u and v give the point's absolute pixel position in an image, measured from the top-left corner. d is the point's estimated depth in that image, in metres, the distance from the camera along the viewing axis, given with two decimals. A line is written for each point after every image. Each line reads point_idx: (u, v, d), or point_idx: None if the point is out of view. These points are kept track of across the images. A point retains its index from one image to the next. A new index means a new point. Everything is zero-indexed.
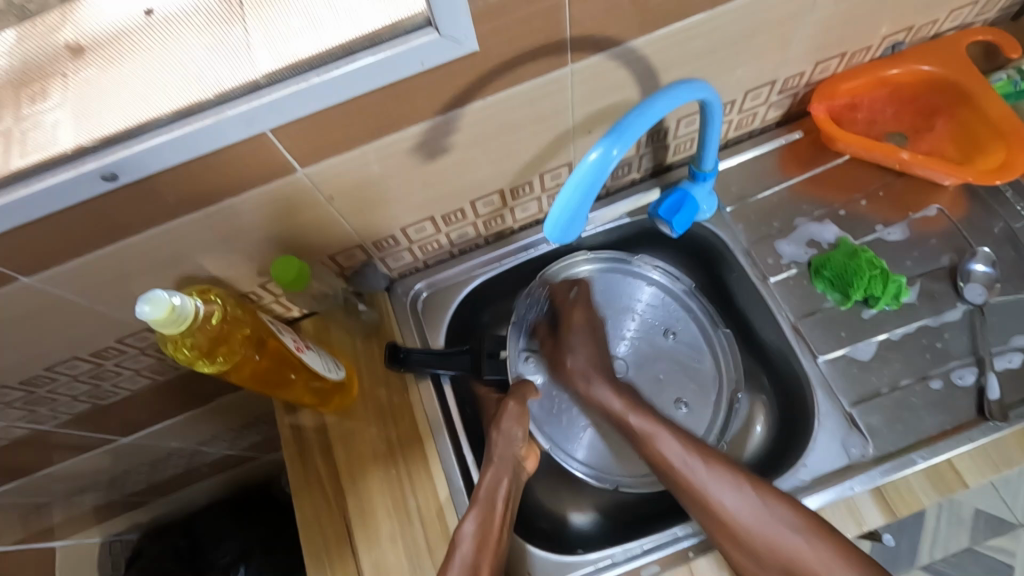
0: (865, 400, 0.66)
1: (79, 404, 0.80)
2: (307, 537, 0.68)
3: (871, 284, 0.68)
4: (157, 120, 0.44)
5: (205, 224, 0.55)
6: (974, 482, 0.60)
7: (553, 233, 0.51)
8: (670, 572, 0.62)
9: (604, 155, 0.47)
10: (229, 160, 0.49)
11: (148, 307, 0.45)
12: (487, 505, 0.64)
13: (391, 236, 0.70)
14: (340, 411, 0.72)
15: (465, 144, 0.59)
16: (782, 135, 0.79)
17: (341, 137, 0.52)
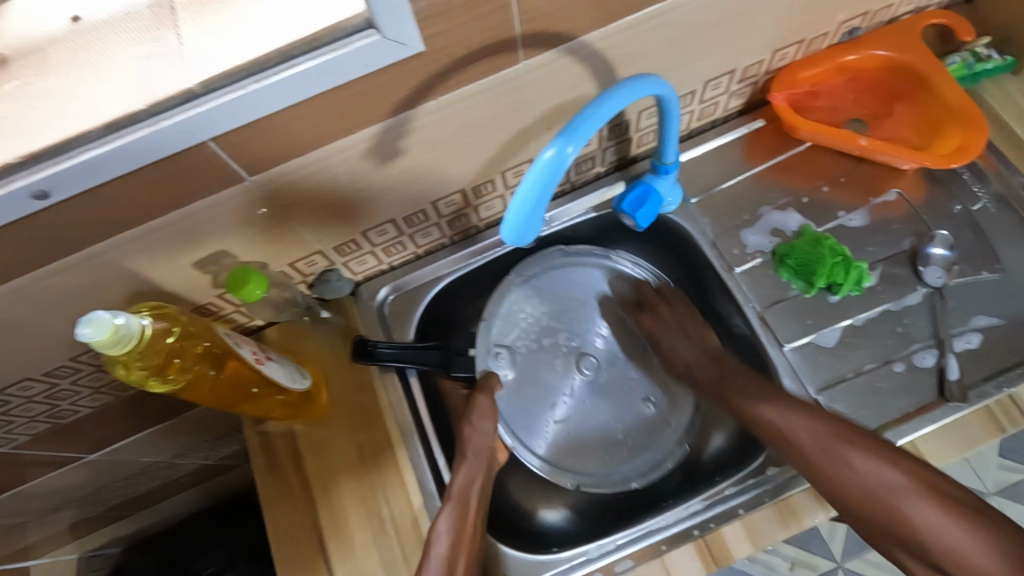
0: (831, 386, 0.67)
1: (39, 425, 0.78)
2: (279, 550, 0.67)
3: (834, 271, 0.69)
4: (86, 133, 0.42)
5: (152, 237, 0.53)
6: (937, 463, 0.61)
7: (510, 236, 0.50)
8: (644, 566, 0.62)
9: (558, 154, 0.46)
10: (171, 173, 0.47)
11: (89, 329, 0.43)
12: (461, 502, 0.64)
13: (352, 240, 0.68)
14: (309, 421, 0.71)
15: (421, 145, 0.58)
16: (744, 123, 0.78)
17: (288, 144, 0.50)
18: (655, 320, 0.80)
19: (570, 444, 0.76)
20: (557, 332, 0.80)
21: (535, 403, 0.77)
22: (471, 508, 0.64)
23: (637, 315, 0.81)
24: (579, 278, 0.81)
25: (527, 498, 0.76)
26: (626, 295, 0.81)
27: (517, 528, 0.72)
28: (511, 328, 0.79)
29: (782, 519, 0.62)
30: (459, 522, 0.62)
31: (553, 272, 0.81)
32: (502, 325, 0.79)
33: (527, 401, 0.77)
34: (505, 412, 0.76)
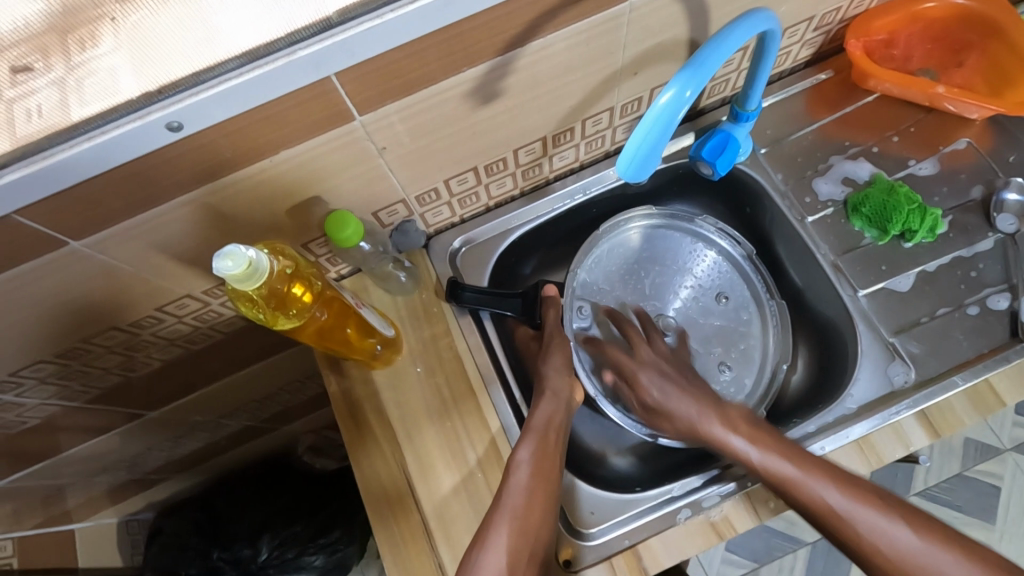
0: (905, 330, 0.69)
1: (112, 377, 0.78)
2: (366, 492, 0.68)
3: (910, 217, 0.70)
4: (224, 63, 0.41)
5: (257, 179, 0.54)
6: (1011, 400, 0.63)
7: (626, 173, 0.51)
8: (730, 502, 0.64)
9: (679, 96, 0.46)
10: (291, 109, 0.47)
11: (227, 262, 0.44)
12: (541, 436, 0.65)
13: (434, 189, 0.68)
14: (391, 371, 0.72)
15: (517, 88, 0.58)
16: (811, 75, 0.79)
17: (400, 82, 0.50)
18: (735, 287, 0.81)
19: None
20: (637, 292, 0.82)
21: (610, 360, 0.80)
22: (553, 454, 0.64)
23: (717, 280, 0.82)
24: (661, 237, 0.83)
25: (600, 443, 0.78)
26: (710, 259, 0.82)
27: (591, 469, 0.74)
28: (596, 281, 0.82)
29: (864, 455, 0.64)
30: (536, 467, 0.63)
31: (643, 231, 0.83)
32: (587, 279, 0.82)
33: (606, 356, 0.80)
34: (582, 362, 0.79)
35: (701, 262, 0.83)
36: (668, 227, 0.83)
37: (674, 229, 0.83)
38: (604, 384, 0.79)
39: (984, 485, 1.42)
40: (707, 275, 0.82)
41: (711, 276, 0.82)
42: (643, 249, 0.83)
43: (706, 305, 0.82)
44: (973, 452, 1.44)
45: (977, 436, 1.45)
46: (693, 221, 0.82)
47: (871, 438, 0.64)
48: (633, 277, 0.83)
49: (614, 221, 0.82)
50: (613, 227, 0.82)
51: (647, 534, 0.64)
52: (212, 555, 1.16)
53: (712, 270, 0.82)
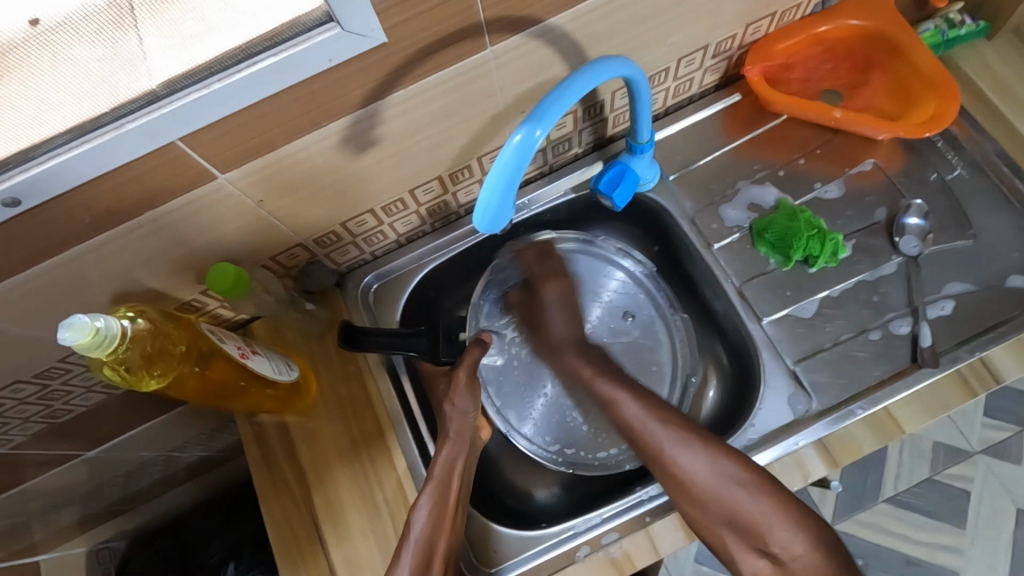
0: (808, 357, 0.68)
1: (34, 425, 0.78)
2: (277, 538, 0.68)
3: (810, 243, 0.69)
4: (52, 140, 0.42)
5: (130, 239, 0.54)
6: (911, 428, 0.63)
7: (482, 224, 0.50)
8: (629, 538, 0.64)
9: (527, 138, 0.46)
10: (141, 175, 0.47)
11: (69, 333, 0.44)
12: (444, 481, 0.65)
13: (333, 231, 0.69)
14: (300, 412, 0.72)
15: (393, 136, 0.58)
16: (721, 98, 0.78)
17: (259, 141, 0.50)
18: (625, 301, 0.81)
19: (554, 424, 0.78)
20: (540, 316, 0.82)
21: (521, 390, 0.80)
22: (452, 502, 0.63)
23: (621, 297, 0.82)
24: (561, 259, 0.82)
25: (519, 476, 0.78)
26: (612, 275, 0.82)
27: (505, 501, 0.74)
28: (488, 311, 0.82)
29: None
30: (435, 513, 0.62)
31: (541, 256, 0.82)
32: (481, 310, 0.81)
33: (515, 386, 0.80)
34: (493, 397, 0.79)
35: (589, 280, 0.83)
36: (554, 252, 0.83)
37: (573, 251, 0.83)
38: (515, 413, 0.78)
39: (955, 490, 1.41)
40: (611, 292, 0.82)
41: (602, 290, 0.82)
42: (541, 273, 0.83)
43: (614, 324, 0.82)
44: (943, 456, 1.42)
45: (948, 440, 1.43)
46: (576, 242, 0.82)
47: (771, 469, 0.64)
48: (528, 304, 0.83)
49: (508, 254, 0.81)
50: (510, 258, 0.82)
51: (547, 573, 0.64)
52: None
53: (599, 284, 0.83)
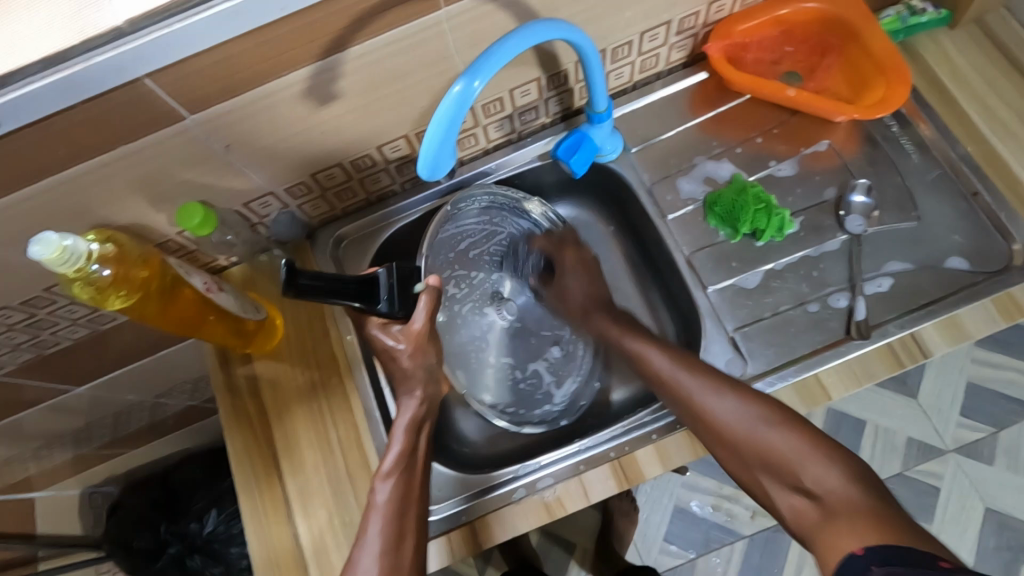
0: (747, 326, 0.71)
1: (23, 354, 0.84)
2: (237, 467, 0.73)
3: (756, 217, 0.72)
4: (25, 69, 0.46)
5: (103, 174, 0.58)
6: (836, 395, 0.66)
7: (425, 170, 0.53)
8: (562, 483, 0.68)
9: (465, 88, 0.50)
10: (108, 109, 0.51)
11: (38, 247, 0.49)
12: (409, 440, 0.65)
13: (303, 182, 0.72)
14: (266, 353, 0.77)
15: (354, 90, 0.61)
16: (687, 76, 0.81)
17: (222, 85, 0.54)
18: (560, 265, 0.83)
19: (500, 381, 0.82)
20: (485, 271, 0.84)
21: (473, 350, 0.82)
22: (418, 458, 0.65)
23: (538, 259, 0.84)
24: (494, 215, 0.83)
25: (471, 427, 0.82)
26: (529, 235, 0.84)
27: (454, 447, 0.78)
28: (443, 262, 0.80)
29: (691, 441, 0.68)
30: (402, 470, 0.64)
31: (478, 211, 0.81)
32: (436, 261, 0.80)
33: (468, 348, 0.82)
34: (450, 359, 0.80)
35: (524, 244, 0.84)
36: (496, 209, 0.82)
37: (502, 206, 0.82)
38: (461, 365, 0.80)
39: (923, 485, 1.43)
40: (530, 247, 0.84)
41: (541, 254, 0.84)
42: (475, 229, 0.82)
43: (537, 287, 0.85)
44: (914, 451, 1.44)
45: (920, 436, 1.45)
46: (517, 202, 0.82)
47: None
48: (476, 257, 0.83)
49: (457, 205, 0.79)
50: (459, 207, 0.79)
51: (484, 512, 0.68)
52: (161, 528, 1.33)
53: (534, 247, 0.84)
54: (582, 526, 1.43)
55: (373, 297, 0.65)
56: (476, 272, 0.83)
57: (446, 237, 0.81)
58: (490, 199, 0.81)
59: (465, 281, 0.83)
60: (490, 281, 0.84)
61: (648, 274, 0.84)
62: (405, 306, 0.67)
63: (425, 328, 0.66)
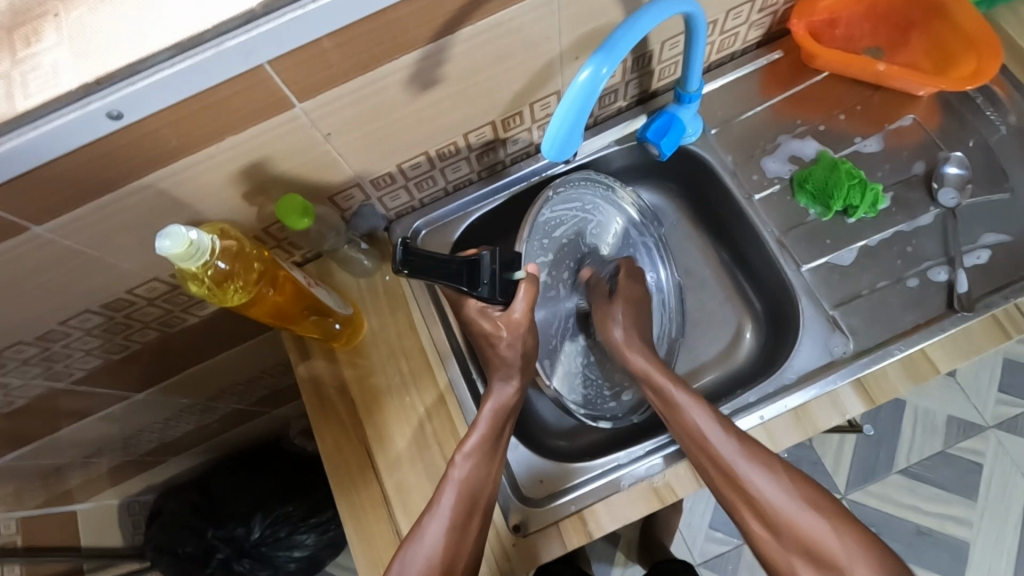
0: (845, 303, 0.70)
1: (93, 360, 0.82)
2: (330, 464, 0.72)
3: (850, 193, 0.72)
4: (155, 55, 0.44)
5: (208, 166, 0.56)
6: (945, 368, 0.65)
7: (550, 152, 0.52)
8: (671, 468, 0.67)
9: (594, 75, 0.48)
10: (227, 98, 0.50)
11: (167, 241, 0.47)
12: (495, 428, 0.65)
13: (387, 172, 0.71)
14: (351, 347, 0.76)
15: (455, 74, 0.60)
16: (762, 55, 0.80)
17: (335, 71, 0.53)
18: (640, 256, 0.82)
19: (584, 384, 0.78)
20: (574, 258, 0.78)
21: (559, 348, 0.77)
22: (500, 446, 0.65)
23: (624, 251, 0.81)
24: (589, 199, 0.78)
25: (554, 419, 0.81)
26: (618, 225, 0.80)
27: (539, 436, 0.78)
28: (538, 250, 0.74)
29: (801, 425, 0.66)
30: (484, 455, 0.64)
31: (575, 192, 0.76)
32: (531, 248, 0.73)
33: (556, 347, 0.77)
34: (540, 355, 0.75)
35: (613, 234, 0.81)
36: (591, 194, 0.78)
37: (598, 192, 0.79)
38: (546, 355, 0.76)
39: (967, 463, 1.43)
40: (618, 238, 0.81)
41: (627, 249, 0.81)
42: (570, 212, 0.77)
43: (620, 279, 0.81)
44: (956, 430, 1.45)
45: (961, 415, 1.46)
46: (614, 192, 0.80)
47: (809, 406, 0.66)
48: (568, 245, 0.77)
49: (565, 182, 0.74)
50: (565, 184, 0.75)
51: (592, 501, 0.67)
52: (207, 533, 1.31)
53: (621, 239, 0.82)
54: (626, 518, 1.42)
55: (475, 281, 0.63)
56: (567, 264, 0.77)
57: (546, 216, 0.74)
58: (587, 183, 0.77)
59: (560, 268, 0.76)
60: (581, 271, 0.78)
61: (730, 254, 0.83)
62: (506, 292, 0.65)
63: (524, 317, 0.66)
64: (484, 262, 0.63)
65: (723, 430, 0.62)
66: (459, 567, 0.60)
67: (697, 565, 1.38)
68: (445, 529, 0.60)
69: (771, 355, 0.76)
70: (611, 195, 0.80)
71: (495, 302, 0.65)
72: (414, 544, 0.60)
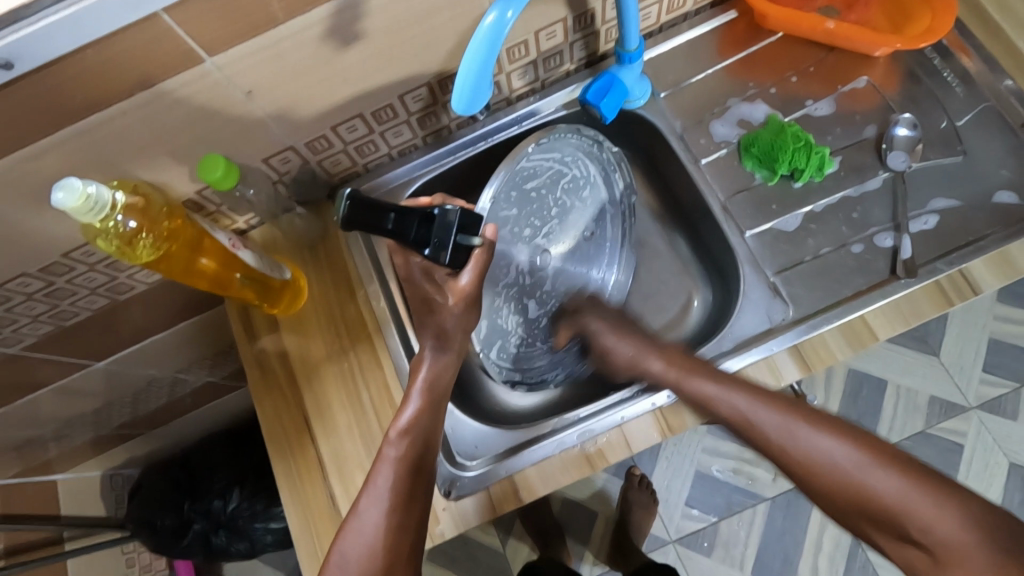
0: (788, 269, 0.69)
1: (42, 326, 0.82)
2: (269, 432, 0.72)
3: (795, 156, 0.70)
4: (40, 1, 0.44)
5: (122, 123, 0.56)
6: (884, 335, 0.64)
7: (459, 105, 0.51)
8: (608, 434, 0.66)
9: (499, 19, 0.47)
10: (126, 48, 0.49)
11: (61, 194, 0.47)
12: (430, 401, 0.63)
13: (323, 136, 0.70)
14: (291, 313, 0.75)
15: (377, 29, 0.59)
16: (716, 16, 0.77)
17: (244, 23, 0.52)
18: (606, 234, 0.80)
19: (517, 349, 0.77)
20: (536, 213, 0.73)
21: (502, 306, 0.75)
22: (435, 422, 0.63)
23: (591, 222, 0.78)
24: (569, 153, 0.72)
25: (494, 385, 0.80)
26: (593, 193, 0.77)
27: (474, 397, 0.77)
28: (504, 203, 0.69)
29: None
30: (417, 434, 0.61)
31: (560, 146, 0.71)
32: (498, 200, 0.68)
33: (497, 304, 0.75)
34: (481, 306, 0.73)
35: (586, 198, 0.77)
36: (572, 147, 0.72)
37: (585, 153, 0.74)
38: (492, 309, 0.74)
39: (947, 444, 1.38)
40: (592, 206, 0.77)
41: (597, 223, 0.79)
42: (547, 164, 0.71)
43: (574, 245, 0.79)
44: (937, 410, 1.40)
45: (941, 395, 1.40)
46: (601, 161, 0.76)
47: (745, 372, 0.66)
48: (536, 198, 0.72)
49: (552, 135, 0.68)
50: (553, 135, 0.69)
51: (525, 467, 0.66)
52: (184, 506, 1.32)
53: (596, 215, 0.79)
54: (601, 495, 1.40)
55: (422, 243, 0.58)
56: (529, 220, 0.73)
57: (527, 163, 0.68)
58: (574, 139, 0.72)
59: (520, 220, 0.72)
60: (541, 230, 0.75)
61: (680, 223, 0.82)
62: (457, 261, 0.60)
63: (472, 289, 0.63)
64: (439, 219, 0.58)
65: (779, 413, 0.60)
66: (403, 551, 0.58)
67: (672, 542, 1.36)
68: (384, 514, 0.58)
69: (715, 322, 0.76)
70: (601, 159, 0.76)
71: (442, 265, 0.61)
72: (350, 533, 0.58)
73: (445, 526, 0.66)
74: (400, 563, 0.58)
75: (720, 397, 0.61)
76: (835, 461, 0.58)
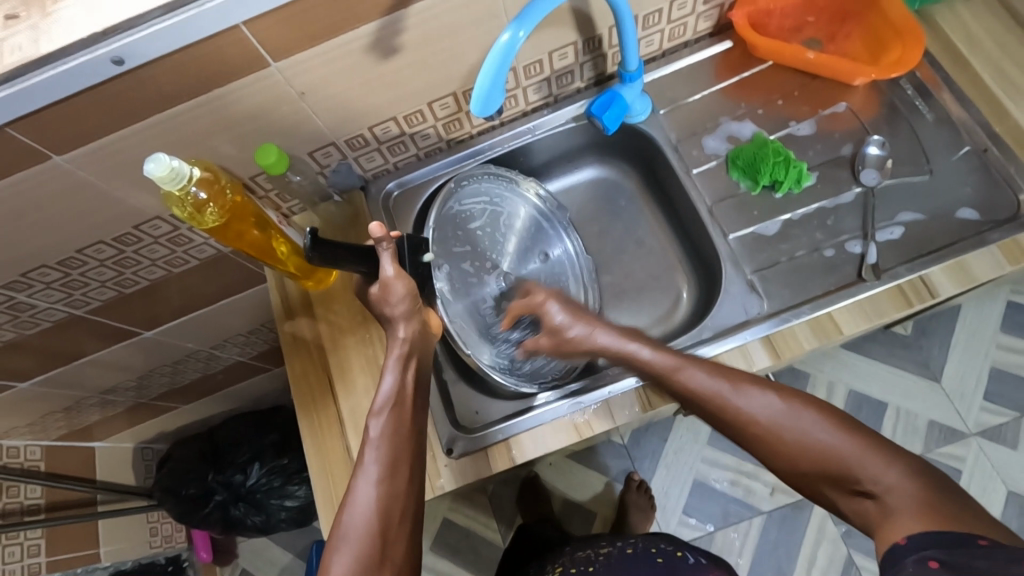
0: (765, 269, 0.77)
1: (107, 291, 0.93)
2: (297, 388, 0.82)
3: (775, 169, 0.78)
4: (150, 13, 0.56)
5: (197, 114, 0.67)
6: (849, 330, 0.71)
7: (477, 107, 0.60)
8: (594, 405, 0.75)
9: (512, 37, 0.57)
10: (209, 53, 0.60)
11: (153, 166, 0.58)
12: (403, 370, 0.66)
13: (361, 134, 0.81)
14: (322, 287, 0.86)
15: (413, 44, 0.69)
16: (716, 43, 0.86)
17: (303, 35, 0.63)
18: (552, 240, 0.91)
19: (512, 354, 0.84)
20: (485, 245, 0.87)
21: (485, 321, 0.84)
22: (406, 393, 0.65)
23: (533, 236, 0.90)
24: (490, 192, 0.87)
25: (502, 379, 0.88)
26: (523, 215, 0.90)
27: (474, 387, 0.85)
28: (450, 242, 0.84)
29: None
30: (393, 404, 0.64)
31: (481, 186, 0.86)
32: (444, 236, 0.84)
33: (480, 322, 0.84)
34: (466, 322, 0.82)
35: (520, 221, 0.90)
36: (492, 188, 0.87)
37: (507, 188, 0.88)
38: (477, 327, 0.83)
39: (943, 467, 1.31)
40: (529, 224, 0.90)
41: (538, 234, 0.90)
42: (476, 205, 0.86)
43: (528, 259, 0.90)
44: (936, 434, 1.32)
45: (940, 418, 1.33)
46: (518, 184, 0.88)
47: (722, 357, 0.73)
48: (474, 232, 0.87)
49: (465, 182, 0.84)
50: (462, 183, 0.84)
51: (518, 431, 0.75)
52: (208, 477, 1.42)
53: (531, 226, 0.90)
54: (603, 495, 1.38)
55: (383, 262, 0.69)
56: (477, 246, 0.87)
57: (451, 207, 0.83)
58: (481, 180, 0.86)
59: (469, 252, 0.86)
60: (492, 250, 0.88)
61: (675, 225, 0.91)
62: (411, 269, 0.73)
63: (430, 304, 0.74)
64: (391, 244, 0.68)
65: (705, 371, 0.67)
66: (397, 516, 0.59)
67: None
68: (374, 488, 0.59)
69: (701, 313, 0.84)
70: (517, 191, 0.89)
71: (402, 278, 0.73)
72: (348, 509, 0.59)
73: (444, 480, 0.74)
74: (399, 530, 0.59)
75: (654, 358, 0.70)
76: (770, 417, 0.63)
